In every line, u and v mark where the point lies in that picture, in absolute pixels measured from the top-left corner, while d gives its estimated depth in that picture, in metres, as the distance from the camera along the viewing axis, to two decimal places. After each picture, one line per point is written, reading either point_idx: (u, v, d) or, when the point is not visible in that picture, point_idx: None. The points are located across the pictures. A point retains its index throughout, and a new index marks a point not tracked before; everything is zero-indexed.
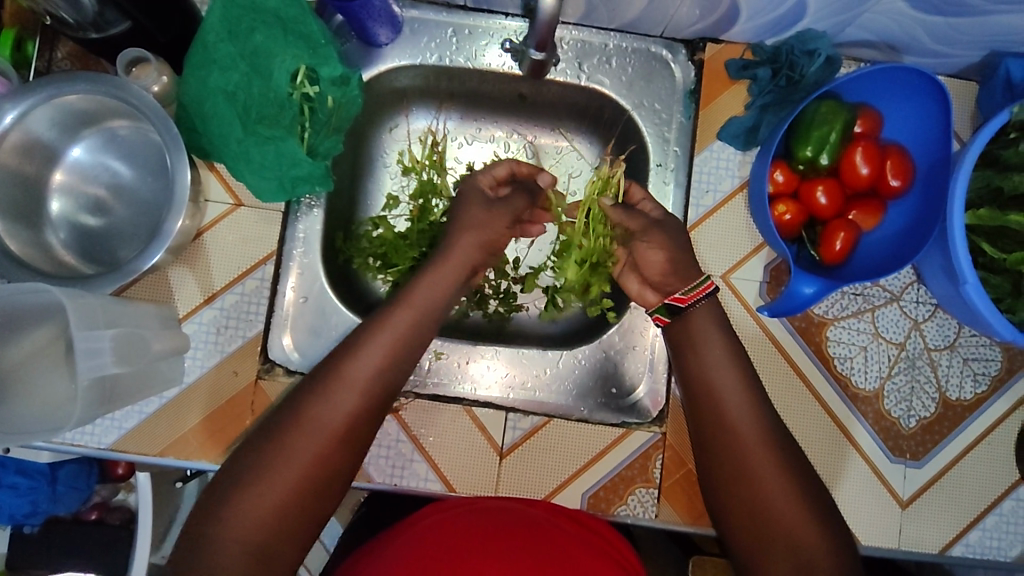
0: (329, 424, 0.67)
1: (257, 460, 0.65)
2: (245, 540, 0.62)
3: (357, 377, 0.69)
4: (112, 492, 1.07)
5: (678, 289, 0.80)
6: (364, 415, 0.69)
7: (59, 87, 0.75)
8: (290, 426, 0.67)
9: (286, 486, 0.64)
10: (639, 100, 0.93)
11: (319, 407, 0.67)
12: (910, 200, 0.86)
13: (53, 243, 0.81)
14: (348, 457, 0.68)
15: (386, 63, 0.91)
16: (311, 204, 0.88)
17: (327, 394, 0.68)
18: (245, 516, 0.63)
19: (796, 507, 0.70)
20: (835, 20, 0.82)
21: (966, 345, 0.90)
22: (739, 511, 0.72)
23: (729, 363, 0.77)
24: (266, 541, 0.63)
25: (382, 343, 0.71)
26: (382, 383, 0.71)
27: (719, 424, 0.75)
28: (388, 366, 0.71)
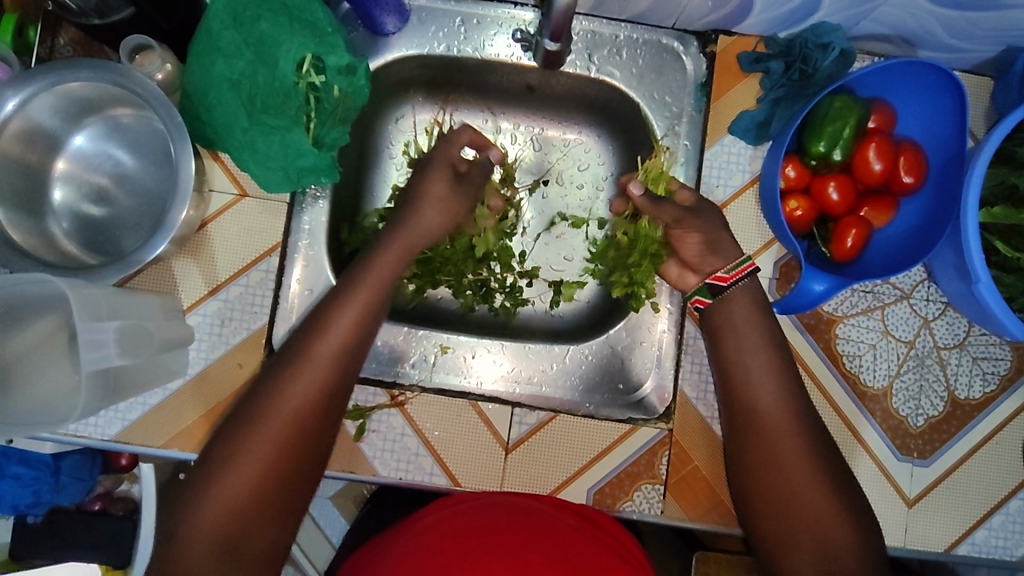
0: (287, 419, 0.68)
1: (221, 458, 0.66)
2: (213, 535, 0.64)
3: (310, 370, 0.69)
4: (115, 483, 1.08)
5: (722, 269, 0.82)
6: (324, 399, 0.70)
7: (61, 74, 0.74)
8: (250, 422, 0.67)
9: (253, 477, 0.65)
10: (649, 93, 0.91)
11: (275, 403, 0.68)
12: (922, 197, 0.85)
13: (55, 232, 0.80)
14: (311, 451, 0.69)
15: (393, 52, 0.90)
16: (316, 195, 0.87)
17: (281, 390, 0.68)
18: (211, 512, 0.64)
19: (819, 501, 0.71)
20: (851, 13, 0.81)
21: (976, 343, 0.89)
22: (763, 502, 0.73)
23: (764, 352, 0.78)
24: (235, 536, 0.64)
25: (336, 335, 0.72)
26: (340, 376, 0.71)
27: (749, 413, 0.76)
28: (342, 359, 0.71)
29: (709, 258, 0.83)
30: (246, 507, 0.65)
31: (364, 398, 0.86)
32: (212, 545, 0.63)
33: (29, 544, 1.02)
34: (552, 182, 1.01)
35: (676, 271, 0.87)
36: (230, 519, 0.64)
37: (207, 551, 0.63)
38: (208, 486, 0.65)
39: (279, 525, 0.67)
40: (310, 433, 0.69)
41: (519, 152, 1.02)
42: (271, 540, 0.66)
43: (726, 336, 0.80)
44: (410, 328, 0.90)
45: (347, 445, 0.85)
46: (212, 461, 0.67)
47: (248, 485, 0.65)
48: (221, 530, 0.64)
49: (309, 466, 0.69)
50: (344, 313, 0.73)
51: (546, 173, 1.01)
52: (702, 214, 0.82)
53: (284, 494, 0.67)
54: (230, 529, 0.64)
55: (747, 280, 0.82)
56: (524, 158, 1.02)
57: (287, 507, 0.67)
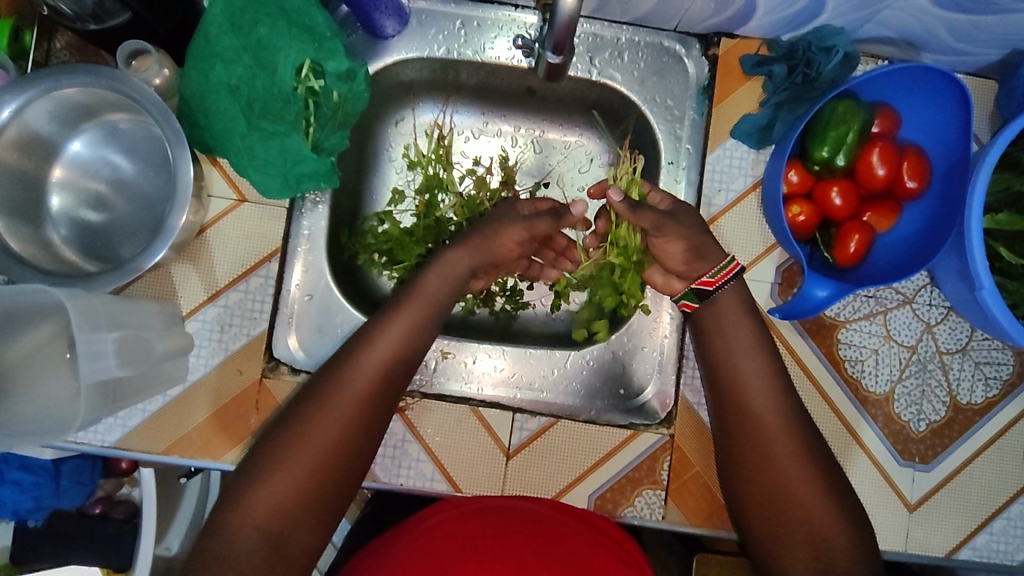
0: (342, 419, 0.69)
1: (273, 454, 0.67)
2: (261, 529, 0.63)
3: (368, 373, 0.71)
4: (116, 486, 1.07)
5: (707, 273, 0.81)
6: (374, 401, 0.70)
7: (57, 80, 0.73)
8: (307, 420, 0.68)
9: (302, 477, 0.66)
10: (651, 96, 0.90)
11: (333, 403, 0.69)
12: (926, 202, 0.85)
13: (54, 239, 0.79)
14: (357, 454, 0.69)
15: (392, 55, 0.89)
16: (316, 200, 0.87)
17: (338, 391, 0.70)
18: (261, 505, 0.64)
19: (818, 502, 0.70)
20: (855, 16, 0.80)
21: (978, 348, 0.89)
22: (760, 502, 0.73)
23: (756, 353, 0.78)
24: (281, 530, 0.64)
25: (390, 340, 0.73)
26: (391, 381, 0.72)
27: (740, 412, 0.76)
28: (396, 365, 0.72)
29: (697, 265, 0.81)
30: (294, 502, 0.65)
31: None
32: (257, 537, 0.63)
33: (29, 548, 1.02)
34: (552, 184, 1.01)
35: (660, 276, 0.86)
36: (277, 512, 0.64)
37: (256, 544, 0.63)
38: (259, 480, 0.65)
39: (320, 526, 0.67)
40: (360, 435, 0.69)
41: (520, 155, 1.01)
42: (312, 538, 0.66)
43: (719, 338, 0.80)
44: None
45: None
46: (264, 457, 0.67)
47: (298, 481, 0.66)
48: (268, 524, 0.64)
49: (354, 468, 0.69)
50: (399, 318, 0.74)
51: (547, 175, 1.01)
52: (679, 216, 0.80)
53: (330, 493, 0.67)
54: (277, 528, 0.64)
55: (733, 283, 0.81)
56: (524, 161, 1.01)
57: (330, 507, 0.67)
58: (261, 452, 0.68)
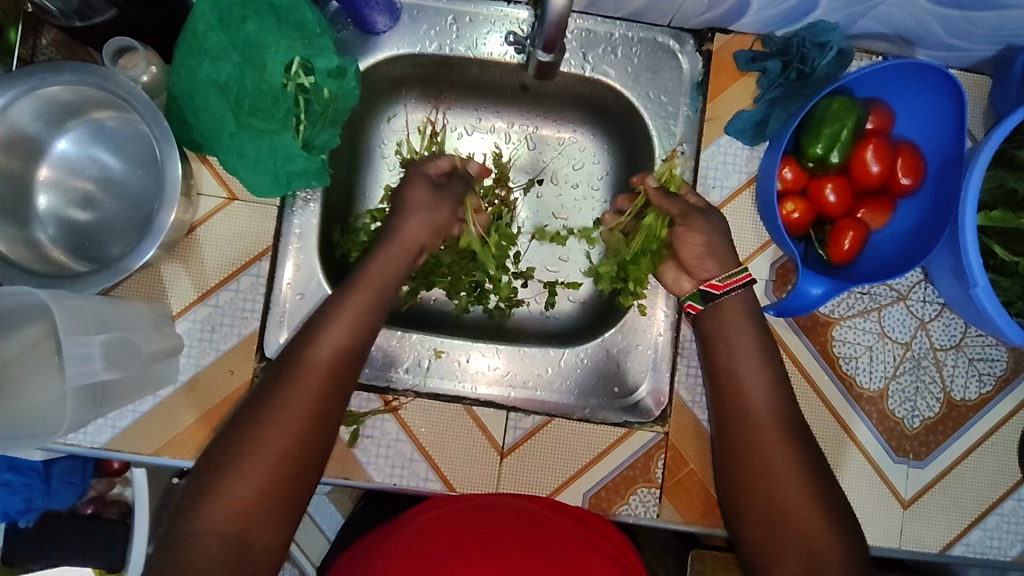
0: (300, 414, 0.68)
1: (230, 452, 0.66)
2: (220, 531, 0.62)
3: (318, 364, 0.70)
4: (108, 486, 1.06)
5: (715, 276, 0.80)
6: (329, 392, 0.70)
7: (42, 78, 0.72)
8: (262, 416, 0.67)
9: (257, 474, 0.64)
10: (645, 92, 0.90)
11: (286, 397, 0.68)
12: (920, 198, 0.85)
13: (41, 240, 0.78)
14: (317, 448, 0.68)
15: (384, 52, 0.88)
16: (307, 198, 0.86)
17: (292, 386, 0.69)
18: (222, 505, 0.63)
19: (811, 503, 0.70)
20: (849, 12, 0.80)
21: (972, 344, 0.89)
22: (754, 507, 0.72)
23: (756, 359, 0.78)
24: (242, 531, 0.63)
25: (339, 331, 0.73)
26: (342, 372, 0.72)
27: (738, 416, 0.76)
28: (344, 355, 0.72)
29: (709, 262, 0.81)
30: (254, 502, 0.64)
31: (358, 403, 0.86)
32: (220, 538, 0.62)
33: (21, 549, 1.01)
34: (546, 181, 1.00)
35: (672, 274, 0.86)
36: (240, 511, 0.63)
37: (217, 544, 0.62)
38: (217, 480, 0.64)
39: (284, 523, 0.66)
40: (319, 427, 0.69)
41: (513, 151, 1.00)
42: (277, 536, 0.65)
43: (721, 343, 0.79)
44: (403, 333, 0.88)
45: (341, 452, 0.85)
46: (220, 457, 0.66)
47: (257, 478, 0.64)
48: (231, 524, 0.63)
49: (315, 462, 0.68)
50: (344, 310, 0.74)
51: (541, 172, 1.00)
52: (708, 215, 0.82)
53: (293, 489, 0.66)
54: (236, 527, 0.63)
55: (740, 290, 0.80)
56: (518, 158, 1.00)
57: (295, 503, 0.66)
58: (217, 452, 0.66)
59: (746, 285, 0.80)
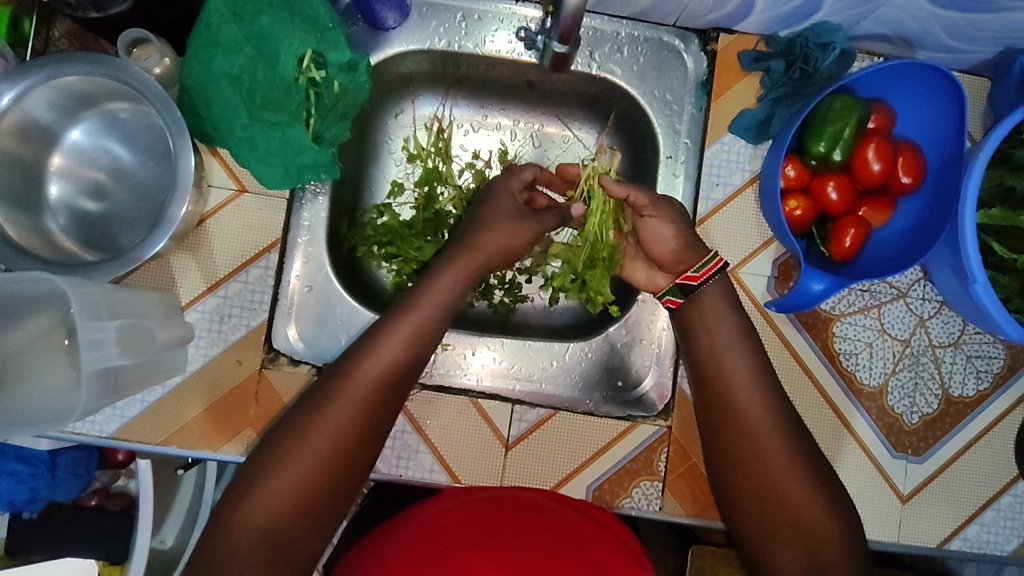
0: (342, 428, 0.68)
1: (271, 458, 0.66)
2: (259, 533, 0.63)
3: (367, 375, 0.70)
4: (112, 477, 1.07)
5: (690, 267, 0.80)
6: (375, 403, 0.70)
7: (58, 67, 0.73)
8: (304, 427, 0.67)
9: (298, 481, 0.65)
10: (650, 91, 0.91)
11: (332, 407, 0.68)
12: (920, 197, 0.86)
13: (52, 228, 0.79)
14: (357, 459, 0.69)
15: (392, 47, 0.89)
16: (316, 191, 0.87)
17: (334, 402, 0.68)
18: (261, 510, 0.64)
19: (808, 491, 0.71)
20: (852, 13, 0.81)
21: (970, 342, 0.90)
22: (754, 500, 0.73)
23: (741, 351, 0.77)
24: (280, 534, 0.64)
25: (394, 346, 0.71)
26: (392, 386, 0.71)
27: (728, 409, 0.76)
28: (398, 371, 0.71)
29: (687, 254, 0.81)
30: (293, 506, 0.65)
31: None
32: (253, 541, 0.63)
33: (23, 540, 1.02)
34: None
35: (644, 273, 0.86)
36: (276, 517, 0.64)
37: (253, 545, 0.63)
38: (255, 485, 0.65)
39: (321, 531, 0.67)
40: (361, 439, 0.69)
41: (519, 148, 1.01)
42: (312, 542, 0.66)
43: (703, 334, 0.79)
44: None
45: None
46: (261, 463, 0.67)
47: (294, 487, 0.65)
48: (267, 528, 0.64)
49: (354, 472, 0.69)
50: (403, 328, 0.72)
51: (546, 170, 1.01)
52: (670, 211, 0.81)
53: (327, 498, 0.67)
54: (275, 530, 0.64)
55: (715, 280, 0.79)
56: (523, 154, 1.01)
57: (330, 511, 0.67)
58: (259, 457, 0.67)
59: (721, 271, 0.79)
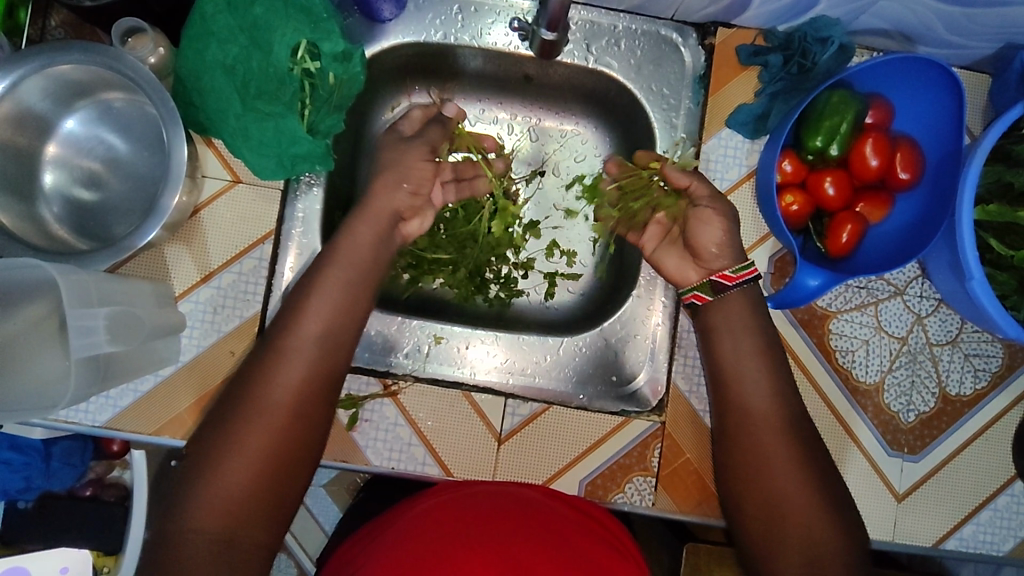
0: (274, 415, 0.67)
1: (212, 451, 0.66)
2: (208, 527, 0.63)
3: (295, 364, 0.69)
4: (106, 469, 1.08)
5: (727, 267, 0.79)
6: (307, 385, 0.69)
7: (52, 56, 0.73)
8: (240, 418, 0.67)
9: (242, 470, 0.65)
10: (647, 84, 0.91)
11: (261, 394, 0.68)
12: (917, 194, 0.85)
13: (46, 217, 0.79)
14: (299, 444, 0.68)
15: (389, 39, 0.89)
16: (311, 182, 0.87)
17: (264, 389, 0.68)
18: (207, 504, 0.64)
19: (804, 489, 0.71)
20: (850, 8, 0.81)
21: (968, 340, 0.90)
22: (755, 502, 0.72)
23: (750, 355, 0.77)
24: (231, 525, 0.64)
25: (315, 328, 0.71)
26: (323, 371, 0.71)
27: (735, 410, 0.76)
28: (325, 349, 0.71)
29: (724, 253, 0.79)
30: (241, 497, 0.65)
31: (357, 387, 0.86)
32: (210, 539, 0.63)
33: (19, 529, 1.02)
34: (548, 172, 1.01)
35: (675, 262, 0.83)
36: (226, 509, 0.64)
37: (204, 541, 0.62)
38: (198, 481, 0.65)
39: (272, 515, 0.67)
40: (301, 423, 0.69)
41: (516, 143, 1.01)
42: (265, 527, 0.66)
43: (717, 338, 0.79)
44: (403, 319, 0.89)
45: (340, 435, 0.85)
46: (201, 457, 0.66)
47: (236, 474, 0.65)
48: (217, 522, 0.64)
49: (300, 456, 0.69)
50: (321, 311, 0.72)
51: (543, 163, 1.01)
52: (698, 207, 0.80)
53: (277, 486, 0.67)
54: (224, 523, 0.64)
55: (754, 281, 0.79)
56: (520, 149, 1.01)
57: (281, 500, 0.67)
58: (196, 456, 0.67)
59: (754, 280, 0.79)
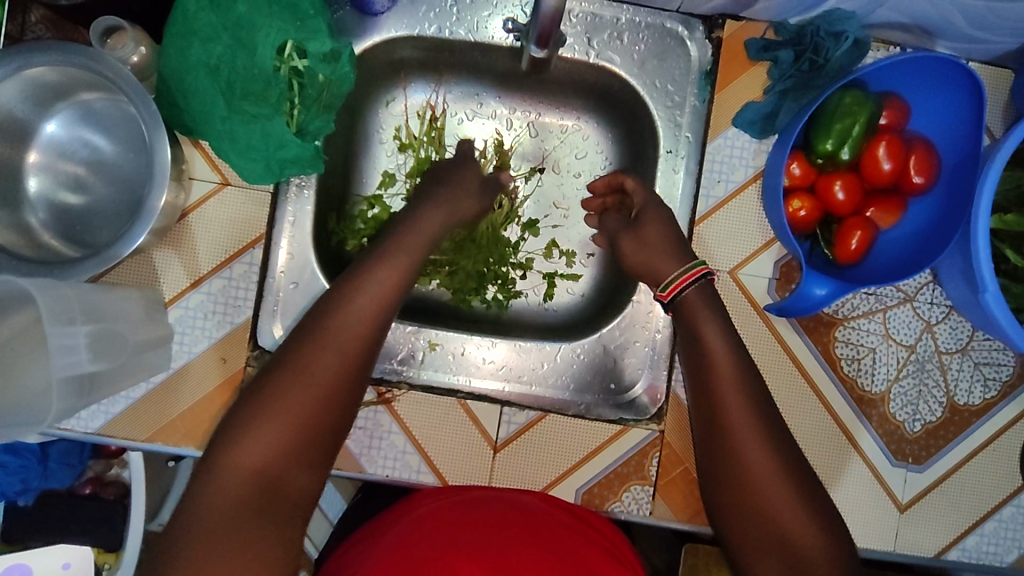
0: (318, 381, 0.64)
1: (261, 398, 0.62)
2: (250, 477, 0.59)
3: (355, 317, 0.68)
4: (107, 467, 1.04)
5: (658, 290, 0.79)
6: (367, 340, 0.67)
7: (29, 57, 0.70)
8: (282, 380, 0.63)
9: (290, 421, 0.62)
10: (651, 80, 0.86)
11: (320, 344, 0.65)
12: (932, 198, 0.82)
13: (32, 224, 0.77)
14: (345, 400, 0.65)
15: (382, 33, 0.85)
16: (301, 185, 0.84)
17: (321, 342, 0.66)
18: (249, 452, 0.60)
19: (799, 498, 0.66)
20: (866, 1, 0.76)
21: (978, 349, 0.87)
22: (739, 515, 0.67)
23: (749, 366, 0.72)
24: (274, 477, 0.60)
25: (380, 288, 0.70)
26: (380, 325, 0.69)
27: (713, 408, 0.70)
28: (387, 305, 0.70)
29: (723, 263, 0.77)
30: (285, 448, 0.61)
31: None
32: (248, 485, 0.59)
33: (19, 525, 1.03)
34: (547, 169, 0.98)
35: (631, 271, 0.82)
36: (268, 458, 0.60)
37: (247, 488, 0.59)
38: (242, 428, 0.61)
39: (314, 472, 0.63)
40: (352, 381, 0.66)
41: (516, 138, 0.98)
42: (307, 483, 0.62)
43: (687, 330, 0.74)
44: (398, 325, 0.87)
45: None
46: (237, 414, 0.63)
47: (285, 424, 0.61)
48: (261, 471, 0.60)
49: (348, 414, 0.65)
50: (373, 286, 0.70)
51: (543, 160, 0.98)
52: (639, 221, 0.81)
53: (320, 439, 0.63)
54: (266, 474, 0.60)
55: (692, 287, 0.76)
56: (520, 143, 0.98)
57: (322, 454, 0.63)
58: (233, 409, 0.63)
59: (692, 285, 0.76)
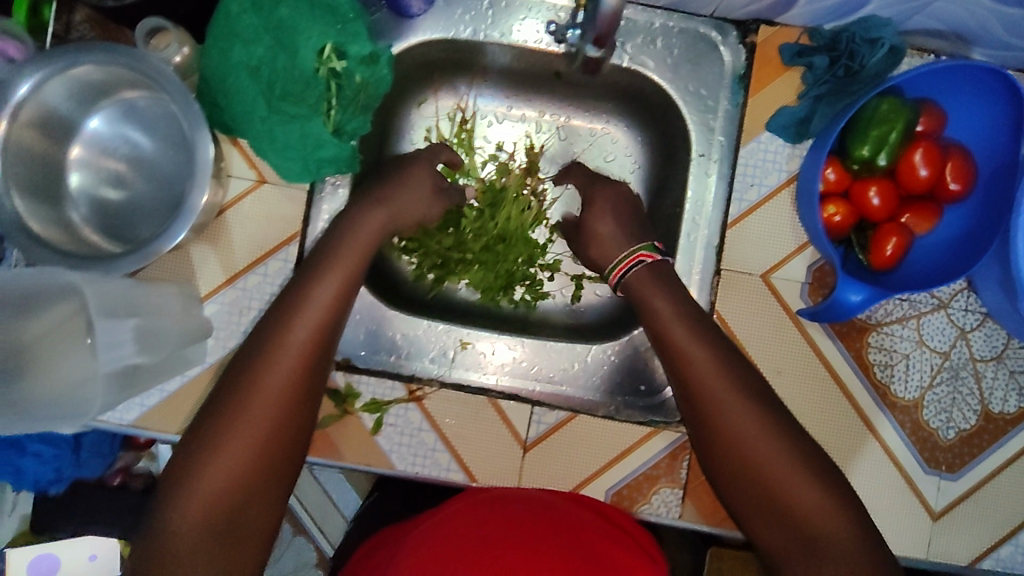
0: (268, 408, 0.64)
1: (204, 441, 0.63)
2: (203, 524, 0.61)
3: (289, 349, 0.66)
4: (135, 458, 1.07)
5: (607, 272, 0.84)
6: (305, 370, 0.67)
7: (75, 56, 0.71)
8: (222, 425, 0.63)
9: (235, 463, 0.62)
10: (684, 84, 0.87)
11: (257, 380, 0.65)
12: (968, 204, 0.81)
13: (74, 219, 0.79)
14: (291, 433, 0.66)
15: (417, 36, 0.86)
16: (337, 183, 0.85)
17: (258, 378, 0.65)
18: (196, 500, 0.61)
19: (834, 502, 0.66)
20: (904, 7, 0.77)
21: (1013, 357, 0.86)
22: (764, 513, 0.68)
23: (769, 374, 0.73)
24: (226, 521, 0.62)
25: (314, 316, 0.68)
26: (319, 351, 0.68)
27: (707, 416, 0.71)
28: (322, 331, 0.68)
29: None
30: (233, 489, 0.62)
31: (381, 391, 0.85)
32: (201, 532, 0.60)
33: (48, 515, 1.05)
34: None
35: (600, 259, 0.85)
36: (219, 502, 0.61)
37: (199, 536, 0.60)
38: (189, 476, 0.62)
39: (266, 508, 0.64)
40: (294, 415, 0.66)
41: (545, 140, 0.99)
42: (263, 520, 0.64)
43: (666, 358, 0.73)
44: (431, 323, 0.88)
45: (364, 439, 0.85)
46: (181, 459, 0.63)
47: (231, 466, 0.62)
48: (213, 516, 0.61)
49: (294, 445, 0.66)
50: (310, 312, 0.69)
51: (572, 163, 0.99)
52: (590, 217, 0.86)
53: (270, 475, 0.64)
54: (217, 519, 0.61)
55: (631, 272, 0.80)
56: (549, 146, 0.99)
57: (273, 490, 0.65)
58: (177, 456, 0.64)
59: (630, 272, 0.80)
